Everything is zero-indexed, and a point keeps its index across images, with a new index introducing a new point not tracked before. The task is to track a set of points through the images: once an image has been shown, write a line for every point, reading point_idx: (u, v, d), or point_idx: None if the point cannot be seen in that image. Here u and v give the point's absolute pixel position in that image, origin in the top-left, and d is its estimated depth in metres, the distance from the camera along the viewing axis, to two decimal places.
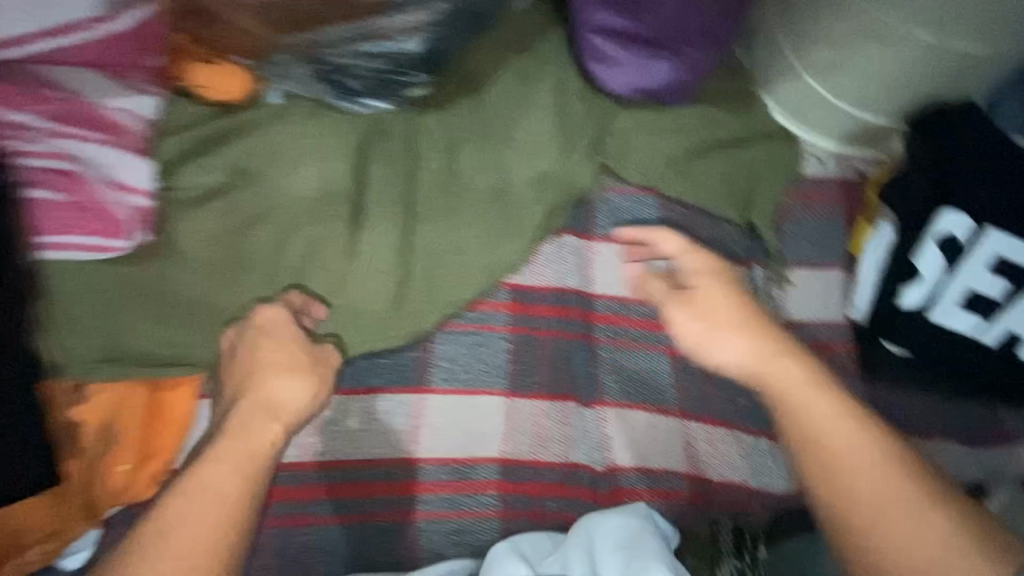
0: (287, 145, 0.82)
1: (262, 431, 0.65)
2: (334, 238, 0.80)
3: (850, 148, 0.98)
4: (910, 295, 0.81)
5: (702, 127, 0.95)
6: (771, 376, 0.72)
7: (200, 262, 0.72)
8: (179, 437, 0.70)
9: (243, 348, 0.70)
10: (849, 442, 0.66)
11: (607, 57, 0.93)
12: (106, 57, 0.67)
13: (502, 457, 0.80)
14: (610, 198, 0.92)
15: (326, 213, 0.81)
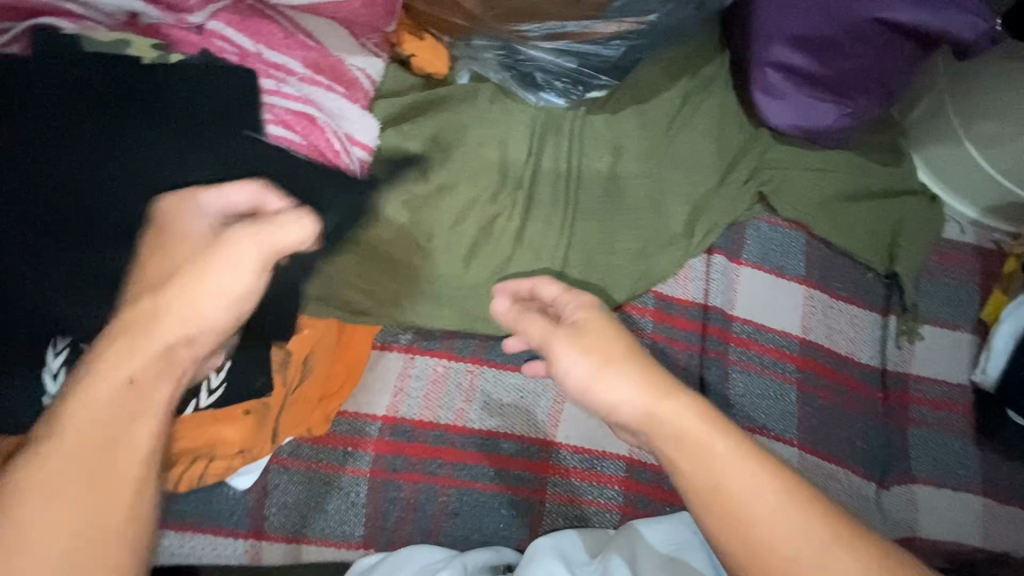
0: (476, 124, 0.87)
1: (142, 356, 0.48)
2: (506, 220, 0.84)
3: (992, 219, 1.00)
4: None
5: (854, 174, 0.98)
6: (680, 433, 0.51)
7: (392, 220, 0.77)
8: (352, 379, 0.76)
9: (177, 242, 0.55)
10: (781, 522, 0.47)
11: (778, 93, 0.94)
12: (353, 17, 0.74)
13: (628, 455, 0.81)
14: (760, 226, 0.96)
15: (502, 195, 0.85)
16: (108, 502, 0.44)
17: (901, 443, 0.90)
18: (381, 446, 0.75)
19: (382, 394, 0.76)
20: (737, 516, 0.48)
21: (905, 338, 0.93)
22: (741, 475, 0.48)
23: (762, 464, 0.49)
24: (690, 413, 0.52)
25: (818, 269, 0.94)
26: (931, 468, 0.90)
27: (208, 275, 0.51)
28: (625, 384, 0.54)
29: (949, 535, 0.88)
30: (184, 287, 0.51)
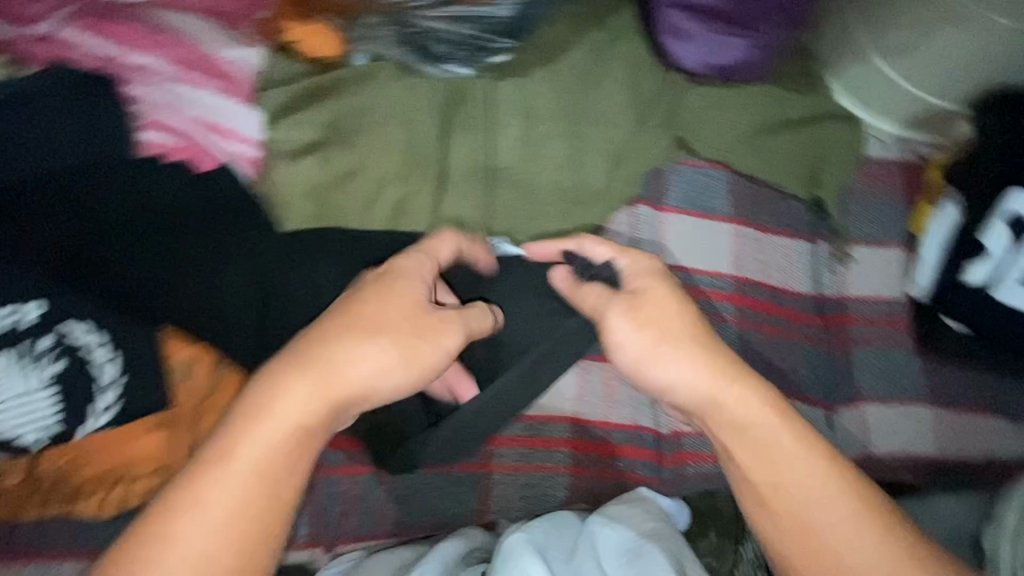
0: (375, 103, 0.84)
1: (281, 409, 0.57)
2: (420, 198, 0.83)
3: (911, 132, 1.01)
4: (977, 269, 0.83)
5: (770, 107, 0.97)
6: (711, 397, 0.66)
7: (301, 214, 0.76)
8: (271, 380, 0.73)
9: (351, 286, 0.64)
10: (790, 478, 0.63)
11: (682, 34, 0.95)
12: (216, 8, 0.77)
13: (572, 416, 0.82)
14: (683, 171, 0.94)
15: (412, 173, 0.83)
16: (248, 541, 0.56)
17: (844, 366, 0.92)
18: None
19: None
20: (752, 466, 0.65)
21: (836, 263, 0.93)
22: (763, 423, 0.64)
23: (774, 418, 0.65)
24: (747, 375, 0.66)
25: (746, 206, 0.93)
26: (877, 386, 0.91)
27: (356, 354, 0.59)
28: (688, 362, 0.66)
29: (899, 448, 0.91)
30: (354, 332, 0.60)
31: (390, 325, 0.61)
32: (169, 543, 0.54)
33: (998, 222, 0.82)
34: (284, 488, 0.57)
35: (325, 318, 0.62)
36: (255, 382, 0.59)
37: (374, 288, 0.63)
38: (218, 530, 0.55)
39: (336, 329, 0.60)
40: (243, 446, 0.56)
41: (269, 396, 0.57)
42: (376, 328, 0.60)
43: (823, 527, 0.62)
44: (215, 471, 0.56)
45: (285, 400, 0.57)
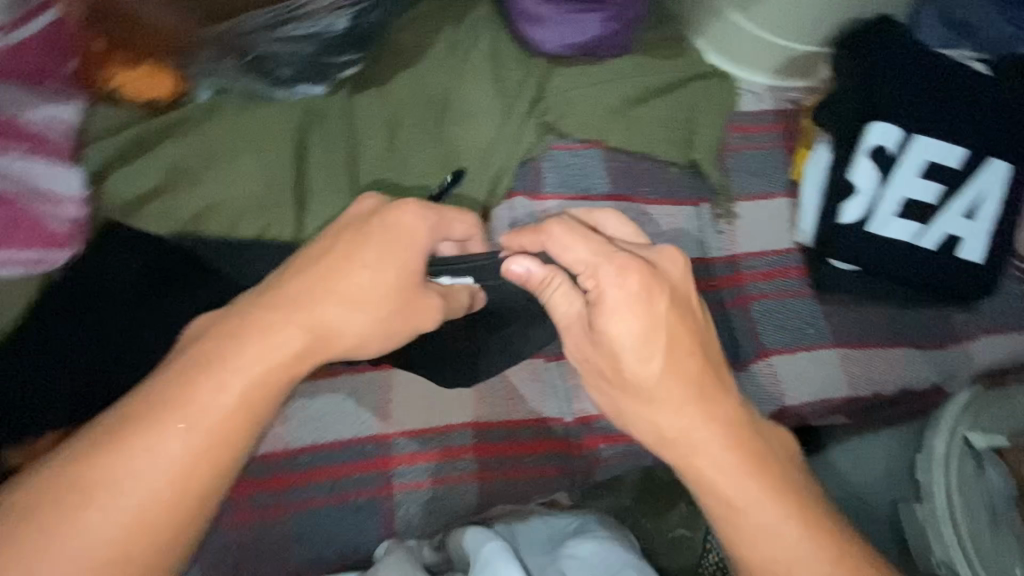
0: (223, 140, 0.82)
1: (261, 344, 0.54)
2: (280, 227, 0.80)
3: (782, 80, 1.00)
4: (850, 207, 0.84)
5: (636, 78, 0.96)
6: (686, 443, 0.57)
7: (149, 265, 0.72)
8: None
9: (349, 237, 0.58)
10: (784, 541, 0.55)
11: (536, 18, 0.93)
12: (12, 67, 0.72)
13: (473, 421, 0.81)
14: (556, 155, 0.94)
15: (268, 203, 0.81)
16: (194, 486, 0.50)
17: (746, 324, 0.91)
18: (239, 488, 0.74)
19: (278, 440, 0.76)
20: (733, 516, 0.56)
21: (723, 222, 0.93)
22: (744, 474, 0.56)
23: (754, 468, 0.57)
24: (733, 420, 0.58)
25: (623, 181, 0.93)
26: (782, 338, 0.91)
27: (334, 303, 0.57)
28: (672, 414, 0.57)
29: (812, 396, 0.90)
30: (336, 292, 0.57)
31: (359, 288, 0.57)
32: (102, 490, 0.48)
33: (867, 156, 0.82)
34: (239, 441, 0.52)
35: (304, 262, 0.58)
36: (243, 316, 0.55)
37: (347, 233, 0.59)
38: (154, 494, 0.49)
39: (325, 283, 0.57)
40: (201, 391, 0.51)
41: (248, 340, 0.54)
42: (361, 296, 0.57)
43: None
44: (179, 417, 0.50)
45: (268, 347, 0.54)
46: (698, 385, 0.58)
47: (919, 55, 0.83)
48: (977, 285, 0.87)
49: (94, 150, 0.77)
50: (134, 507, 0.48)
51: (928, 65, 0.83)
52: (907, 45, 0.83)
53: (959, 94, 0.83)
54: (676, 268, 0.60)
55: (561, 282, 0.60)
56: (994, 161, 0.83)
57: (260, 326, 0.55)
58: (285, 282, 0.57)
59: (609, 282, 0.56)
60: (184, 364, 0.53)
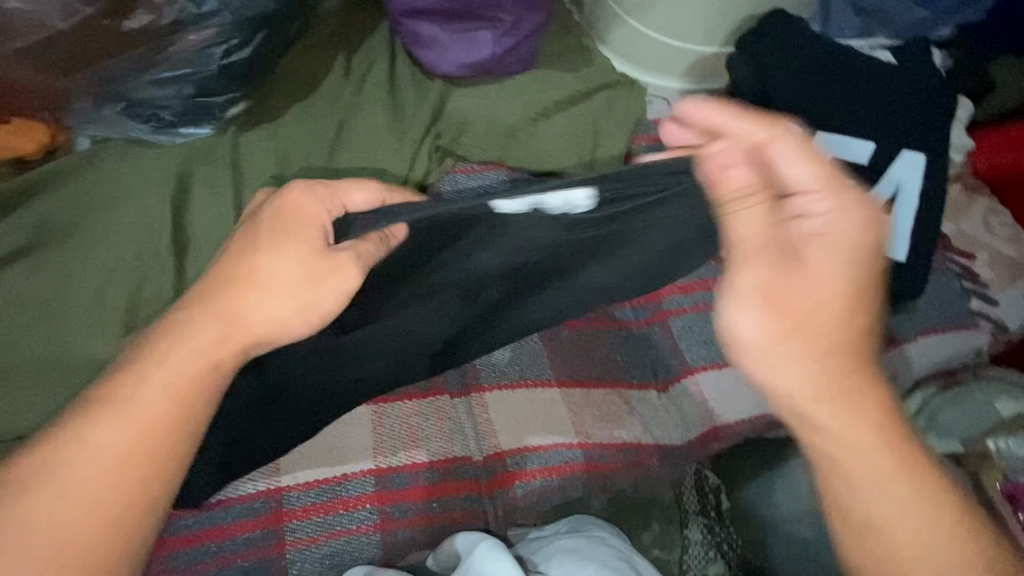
0: (95, 192, 0.79)
1: (200, 341, 0.53)
2: (156, 281, 0.78)
3: (692, 83, 0.96)
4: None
5: (538, 93, 0.93)
6: (824, 433, 0.51)
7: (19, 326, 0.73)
8: None
9: (254, 233, 0.56)
10: (915, 545, 0.51)
11: (427, 41, 0.90)
12: None
13: (371, 467, 0.76)
14: (456, 179, 0.91)
15: (144, 253, 0.79)
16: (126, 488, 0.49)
17: (664, 341, 0.87)
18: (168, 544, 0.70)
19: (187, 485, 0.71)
20: (865, 536, 0.52)
21: None
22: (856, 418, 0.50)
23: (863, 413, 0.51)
24: (881, 404, 0.52)
25: None
26: (706, 354, 0.86)
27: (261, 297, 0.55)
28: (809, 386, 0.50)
29: (745, 412, 0.85)
30: (253, 287, 0.55)
31: (295, 268, 0.55)
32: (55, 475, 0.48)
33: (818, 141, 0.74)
34: (168, 443, 0.51)
35: (226, 259, 0.56)
36: (177, 312, 0.55)
37: (264, 224, 0.56)
38: (100, 475, 0.49)
39: (245, 269, 0.55)
40: (133, 388, 0.51)
41: (181, 334, 0.53)
42: (285, 280, 0.55)
43: (892, 525, 0.51)
44: (118, 408, 0.50)
45: (195, 339, 0.53)
46: (857, 358, 0.51)
47: (818, 46, 0.81)
48: (907, 283, 0.81)
49: None
50: (76, 507, 0.48)
51: (820, 61, 0.81)
52: (798, 42, 0.81)
53: (861, 85, 0.80)
54: (855, 221, 0.50)
55: (756, 203, 0.50)
56: (906, 152, 0.79)
57: (186, 320, 0.53)
58: (212, 276, 0.55)
59: (814, 211, 0.50)
60: (123, 361, 0.53)
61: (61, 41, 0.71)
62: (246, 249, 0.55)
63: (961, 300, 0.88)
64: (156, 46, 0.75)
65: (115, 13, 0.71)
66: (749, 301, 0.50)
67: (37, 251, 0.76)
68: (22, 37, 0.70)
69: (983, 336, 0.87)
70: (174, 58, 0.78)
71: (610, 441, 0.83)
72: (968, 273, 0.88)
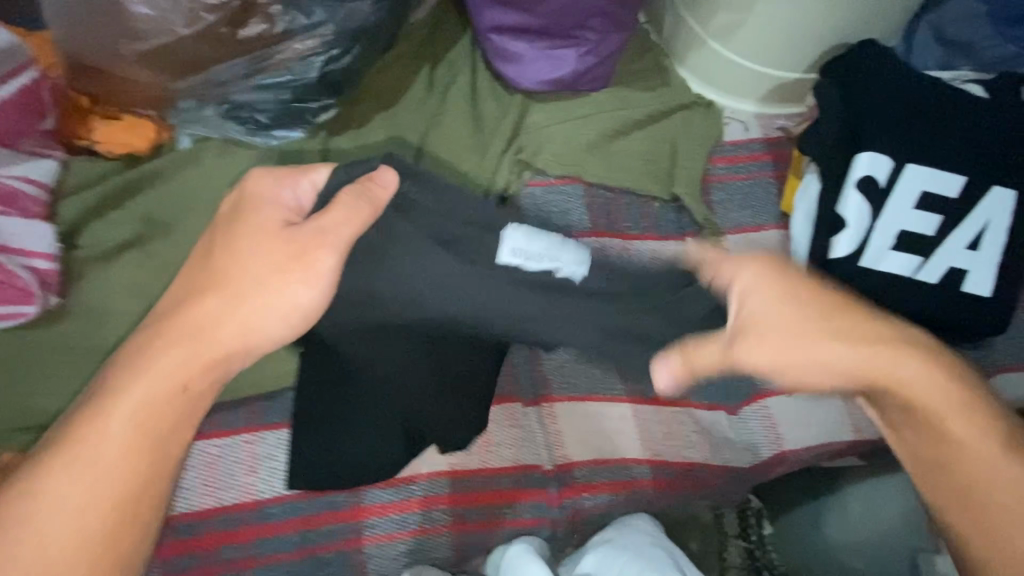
0: (197, 190, 0.83)
1: (168, 373, 0.56)
2: None
3: (770, 107, 0.97)
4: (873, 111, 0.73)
5: (616, 112, 0.94)
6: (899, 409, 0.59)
7: (123, 314, 0.77)
8: None
9: (221, 242, 0.60)
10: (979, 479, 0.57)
11: (511, 56, 0.92)
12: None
13: (446, 469, 0.78)
14: (533, 192, 0.92)
15: None
16: (112, 519, 0.53)
17: None
18: (207, 540, 0.71)
19: (223, 489, 0.73)
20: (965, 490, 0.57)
21: None
22: (880, 367, 0.57)
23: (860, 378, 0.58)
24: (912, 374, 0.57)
25: (603, 216, 0.91)
26: None
27: (240, 312, 0.58)
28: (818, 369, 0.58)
29: (814, 438, 0.85)
30: (235, 312, 0.58)
31: (271, 275, 0.59)
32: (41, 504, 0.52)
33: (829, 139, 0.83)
34: (156, 474, 0.55)
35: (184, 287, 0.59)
36: (129, 344, 0.57)
37: (221, 235, 0.61)
38: (81, 514, 0.52)
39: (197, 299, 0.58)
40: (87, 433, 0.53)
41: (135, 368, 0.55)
42: (255, 288, 0.58)
43: (956, 466, 0.57)
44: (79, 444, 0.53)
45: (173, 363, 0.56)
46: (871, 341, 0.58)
47: (909, 79, 0.80)
48: (990, 319, 0.81)
49: (68, 203, 0.80)
50: (60, 539, 0.52)
51: (915, 91, 0.80)
52: (893, 71, 0.81)
53: (957, 115, 0.79)
54: (754, 272, 0.61)
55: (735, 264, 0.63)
56: (997, 187, 0.79)
57: (154, 353, 0.56)
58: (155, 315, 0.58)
59: (731, 273, 0.62)
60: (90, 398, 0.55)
61: (187, 46, 0.76)
62: (217, 257, 0.59)
63: None
64: (264, 51, 0.79)
65: (236, 21, 0.75)
66: (766, 345, 0.59)
67: (143, 244, 0.79)
68: (148, 39, 0.74)
69: None
70: (278, 65, 0.81)
71: (678, 459, 0.83)
72: None
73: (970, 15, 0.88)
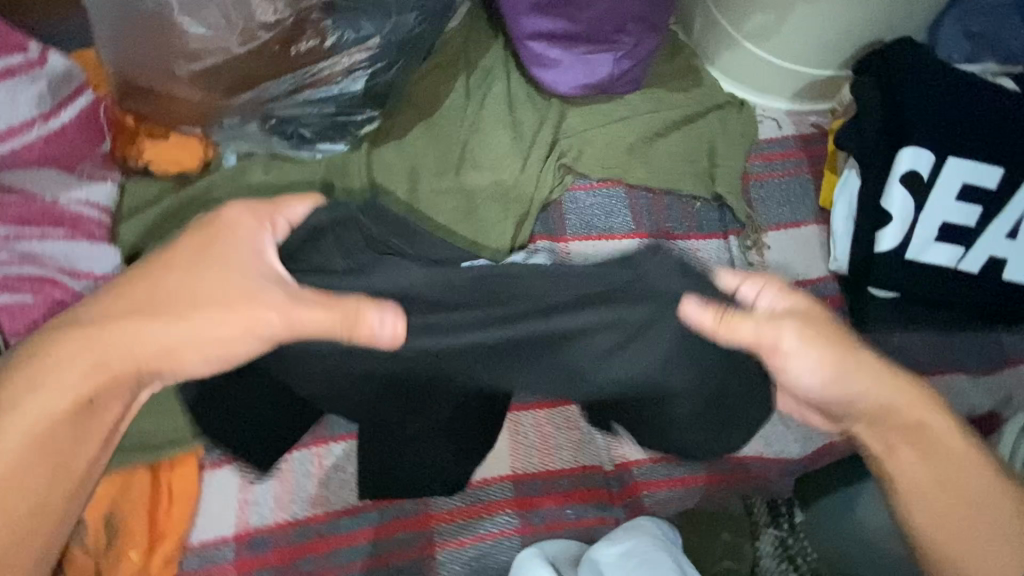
0: None
1: (71, 395, 0.50)
2: None
3: (802, 104, 0.99)
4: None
5: (653, 114, 0.96)
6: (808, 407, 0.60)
7: None
8: (190, 513, 0.72)
9: (176, 257, 0.52)
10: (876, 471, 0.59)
11: (549, 62, 0.92)
12: (47, 155, 0.77)
13: (511, 472, 0.80)
14: (576, 196, 0.94)
15: None
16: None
17: None
18: (283, 553, 0.73)
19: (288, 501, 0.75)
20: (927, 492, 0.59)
21: (753, 252, 0.91)
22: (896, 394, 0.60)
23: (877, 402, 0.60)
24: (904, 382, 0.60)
25: (645, 218, 0.92)
26: None
27: (172, 340, 0.51)
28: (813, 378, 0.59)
29: None
30: (159, 336, 0.51)
31: (212, 299, 0.51)
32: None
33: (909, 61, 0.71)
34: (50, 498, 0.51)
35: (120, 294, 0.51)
36: (60, 331, 0.50)
37: (188, 250, 0.52)
38: None
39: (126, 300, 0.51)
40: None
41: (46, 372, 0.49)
42: (194, 304, 0.51)
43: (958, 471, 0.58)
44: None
45: (64, 376, 0.49)
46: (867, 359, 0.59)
47: (945, 75, 0.83)
48: None
49: (124, 225, 0.80)
50: None
51: (952, 86, 0.82)
52: (931, 67, 0.83)
53: (993, 110, 0.82)
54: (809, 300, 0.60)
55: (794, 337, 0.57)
56: None
57: (62, 361, 0.49)
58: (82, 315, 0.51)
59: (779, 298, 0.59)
60: None
61: (241, 64, 0.77)
62: (162, 273, 0.51)
63: None
64: (310, 66, 0.79)
65: (288, 38, 0.76)
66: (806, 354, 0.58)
67: None
68: (200, 59, 0.74)
69: None
70: (323, 79, 0.81)
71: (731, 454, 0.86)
72: None
73: (995, 9, 0.90)
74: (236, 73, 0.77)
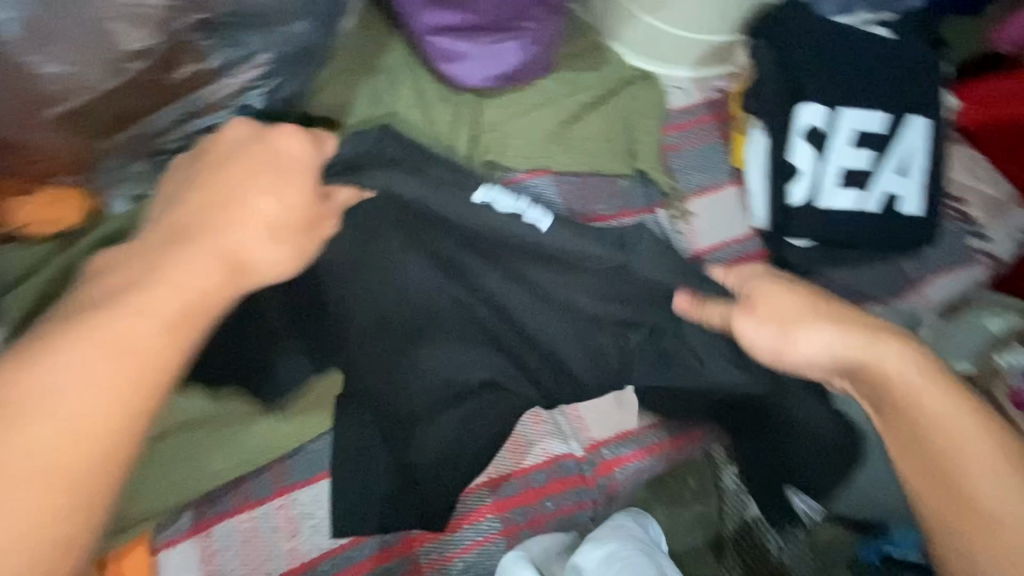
0: None
1: (186, 291, 0.47)
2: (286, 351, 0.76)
3: (704, 70, 1.02)
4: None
5: (567, 97, 0.95)
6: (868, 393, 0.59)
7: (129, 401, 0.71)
8: None
9: (217, 167, 0.56)
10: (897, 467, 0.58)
11: (454, 56, 0.89)
12: None
13: (486, 478, 0.80)
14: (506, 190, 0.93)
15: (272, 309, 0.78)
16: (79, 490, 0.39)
17: None
18: None
19: (259, 561, 0.71)
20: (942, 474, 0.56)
21: (680, 221, 0.94)
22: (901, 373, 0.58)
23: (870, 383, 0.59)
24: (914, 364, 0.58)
25: (576, 203, 0.93)
26: None
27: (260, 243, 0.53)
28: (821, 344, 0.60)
29: None
30: (254, 227, 0.53)
31: (293, 216, 0.56)
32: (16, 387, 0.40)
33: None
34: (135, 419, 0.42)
35: (247, 162, 0.56)
36: (157, 243, 0.50)
37: (240, 156, 0.57)
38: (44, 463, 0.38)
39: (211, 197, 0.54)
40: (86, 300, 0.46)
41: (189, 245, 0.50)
42: (282, 223, 0.55)
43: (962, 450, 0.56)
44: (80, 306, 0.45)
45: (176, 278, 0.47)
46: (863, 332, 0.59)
47: (827, 32, 0.88)
48: (924, 232, 0.92)
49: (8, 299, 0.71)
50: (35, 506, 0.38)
51: (833, 42, 0.88)
52: (813, 26, 0.88)
53: (869, 61, 0.89)
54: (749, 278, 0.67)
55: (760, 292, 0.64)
56: (913, 116, 0.89)
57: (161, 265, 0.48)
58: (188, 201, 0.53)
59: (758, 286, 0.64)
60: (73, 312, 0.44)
61: (111, 100, 0.68)
62: (240, 173, 0.55)
63: (960, 241, 1.00)
64: (193, 90, 0.72)
65: (164, 65, 0.68)
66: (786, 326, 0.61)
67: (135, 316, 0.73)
68: (60, 102, 0.65)
69: (978, 271, 0.99)
70: (212, 102, 0.74)
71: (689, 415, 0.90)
72: (961, 216, 1.01)
73: None
74: (109, 109, 0.69)
